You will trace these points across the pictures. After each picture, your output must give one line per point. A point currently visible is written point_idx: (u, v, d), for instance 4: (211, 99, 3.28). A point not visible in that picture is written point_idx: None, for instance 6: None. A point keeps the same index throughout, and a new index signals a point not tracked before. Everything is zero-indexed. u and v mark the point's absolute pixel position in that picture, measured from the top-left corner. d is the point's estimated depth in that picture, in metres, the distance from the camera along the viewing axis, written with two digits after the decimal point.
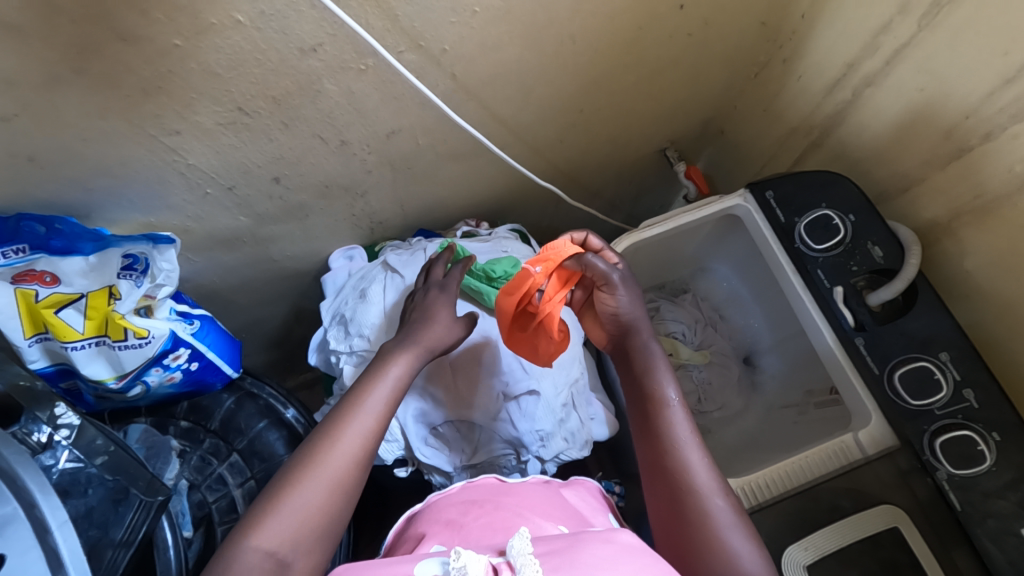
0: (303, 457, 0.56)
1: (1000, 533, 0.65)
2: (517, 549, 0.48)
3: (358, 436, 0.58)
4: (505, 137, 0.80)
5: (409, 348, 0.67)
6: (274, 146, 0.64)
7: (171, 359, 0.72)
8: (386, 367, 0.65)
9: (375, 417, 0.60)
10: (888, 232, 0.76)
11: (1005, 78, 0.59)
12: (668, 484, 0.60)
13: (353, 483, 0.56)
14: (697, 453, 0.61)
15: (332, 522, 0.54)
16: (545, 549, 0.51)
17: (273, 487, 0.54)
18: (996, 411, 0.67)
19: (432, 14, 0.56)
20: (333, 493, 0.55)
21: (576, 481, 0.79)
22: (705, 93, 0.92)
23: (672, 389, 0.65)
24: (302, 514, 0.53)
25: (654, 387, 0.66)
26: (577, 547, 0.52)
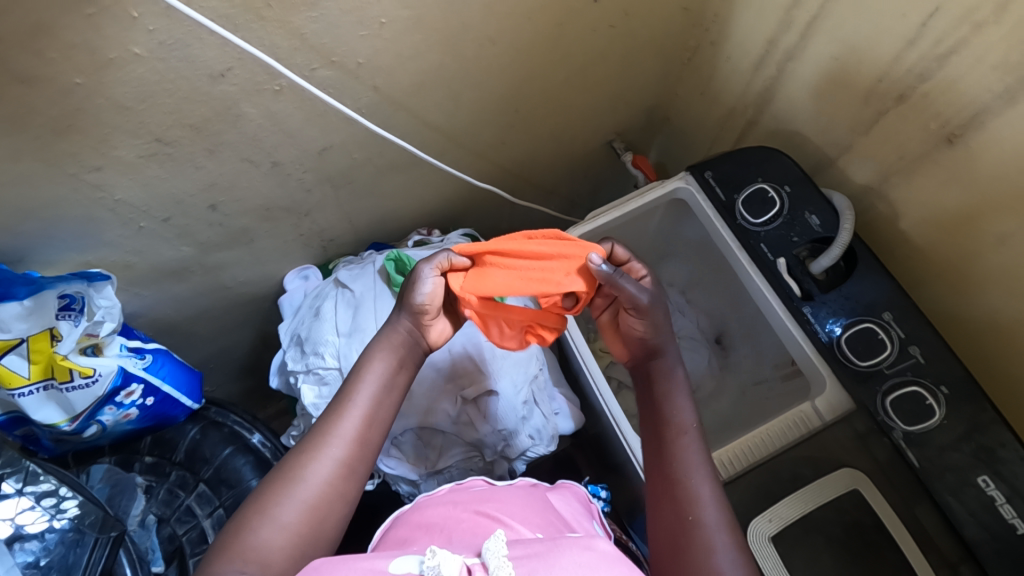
0: (285, 471, 0.58)
1: (959, 486, 0.66)
2: (491, 551, 0.49)
3: (340, 446, 0.59)
4: (442, 143, 0.81)
5: (379, 346, 0.66)
6: (203, 174, 0.64)
7: (125, 395, 0.72)
8: (365, 368, 0.64)
9: (357, 425, 0.61)
10: (824, 200, 0.77)
11: (907, 39, 0.60)
12: (675, 511, 0.59)
13: (335, 495, 0.58)
14: (708, 485, 0.60)
15: (317, 535, 0.56)
16: (523, 552, 0.50)
17: (254, 504, 0.56)
18: (943, 365, 0.68)
19: (340, 30, 0.56)
20: (314, 507, 0.57)
21: (562, 487, 0.80)
22: (642, 82, 0.93)
23: (689, 416, 0.65)
24: (282, 530, 0.54)
25: (674, 412, 0.65)
26: (555, 553, 0.50)
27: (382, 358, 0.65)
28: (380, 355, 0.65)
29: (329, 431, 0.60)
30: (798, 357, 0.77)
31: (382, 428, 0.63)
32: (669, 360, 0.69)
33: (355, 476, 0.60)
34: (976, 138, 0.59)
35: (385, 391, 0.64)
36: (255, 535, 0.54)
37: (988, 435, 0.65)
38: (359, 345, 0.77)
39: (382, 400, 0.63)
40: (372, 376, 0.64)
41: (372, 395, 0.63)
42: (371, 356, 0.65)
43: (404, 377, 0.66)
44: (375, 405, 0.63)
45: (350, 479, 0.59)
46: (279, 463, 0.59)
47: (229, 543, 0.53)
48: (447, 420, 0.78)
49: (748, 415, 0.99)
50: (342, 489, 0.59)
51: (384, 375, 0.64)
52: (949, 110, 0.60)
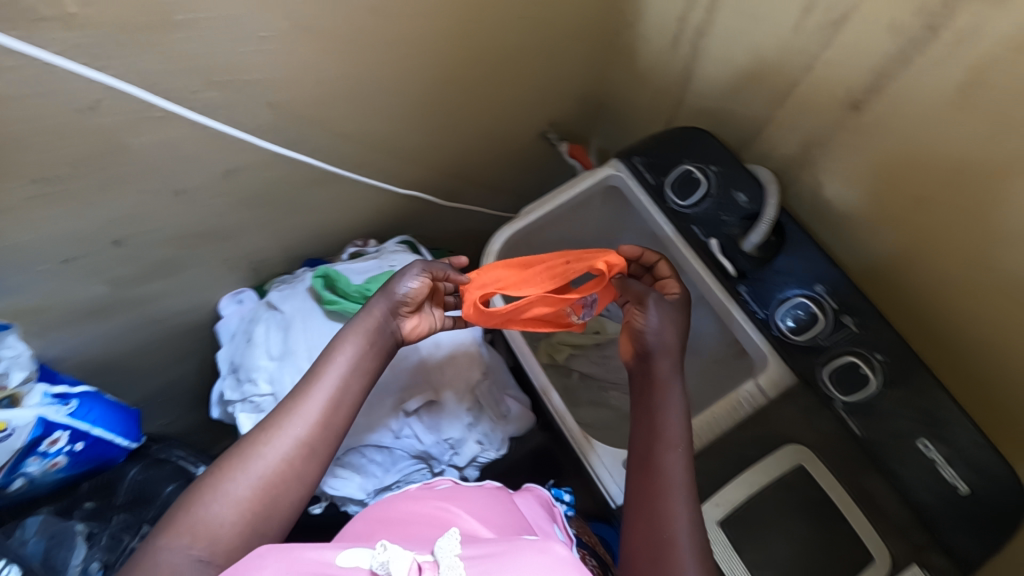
0: (244, 444, 0.57)
1: (902, 450, 0.66)
2: (442, 549, 0.46)
3: (300, 427, 0.58)
4: (362, 153, 0.78)
5: (353, 327, 0.63)
6: (102, 210, 0.62)
7: (49, 444, 0.69)
8: (337, 347, 0.62)
9: (320, 407, 0.59)
10: (749, 176, 0.75)
11: (804, 8, 0.59)
12: (648, 524, 0.58)
13: (292, 475, 0.56)
14: (683, 504, 0.59)
15: (267, 514, 0.54)
16: (477, 552, 0.46)
17: (212, 474, 0.55)
18: (877, 332, 0.67)
19: (214, 48, 0.54)
20: (270, 484, 0.55)
21: (525, 491, 0.78)
22: (568, 71, 0.91)
23: (680, 433, 0.63)
24: (235, 506, 0.53)
25: (666, 424, 0.64)
26: (510, 554, 0.46)
27: (357, 336, 0.62)
28: (354, 335, 0.62)
29: (293, 410, 0.58)
30: (738, 335, 0.77)
31: (347, 413, 0.60)
32: (664, 369, 0.67)
33: (316, 458, 0.58)
34: (880, 102, 0.58)
35: (356, 373, 0.61)
36: (205, 509, 0.52)
37: (927, 399, 0.65)
38: (290, 369, 0.75)
39: (351, 383, 0.61)
40: (344, 354, 0.61)
41: (339, 375, 0.60)
42: (349, 330, 0.62)
43: (377, 363, 0.63)
44: (341, 390, 0.60)
45: (310, 462, 0.57)
46: (242, 436, 0.58)
47: (179, 515, 0.52)
48: (390, 434, 0.76)
49: None
50: (301, 471, 0.57)
51: (354, 357, 0.61)
52: (852, 76, 0.59)
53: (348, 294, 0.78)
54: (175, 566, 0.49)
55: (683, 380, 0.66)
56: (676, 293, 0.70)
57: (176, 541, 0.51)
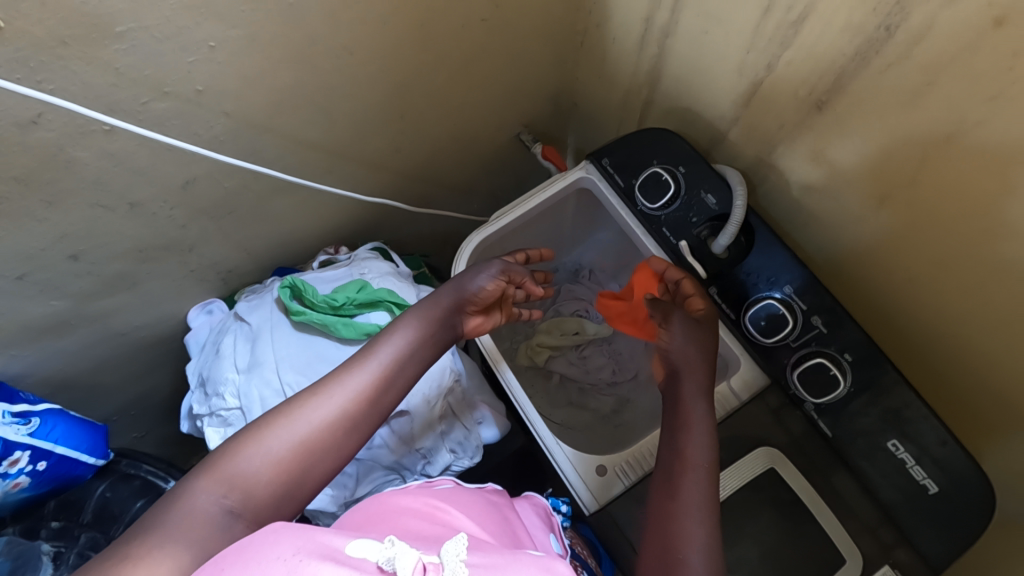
0: (292, 402, 0.56)
1: (870, 450, 0.66)
2: (449, 553, 0.45)
3: (344, 397, 0.57)
4: (326, 159, 0.77)
5: (421, 309, 0.66)
6: (52, 226, 0.60)
7: (9, 464, 0.68)
8: (393, 332, 0.63)
9: (368, 380, 0.59)
10: (717, 176, 0.74)
11: (762, 9, 0.58)
12: (664, 543, 0.56)
13: (330, 444, 0.55)
14: (700, 522, 0.57)
15: (299, 476, 0.54)
16: (481, 561, 0.46)
17: (256, 426, 0.55)
18: (845, 332, 0.67)
19: (158, 59, 0.52)
20: (305, 447, 0.54)
21: (524, 499, 0.78)
22: (536, 71, 0.90)
23: (703, 452, 0.61)
24: (269, 461, 0.53)
25: (688, 445, 0.62)
26: (512, 567, 0.47)
27: (412, 324, 0.64)
28: (413, 319, 0.65)
29: (342, 380, 0.58)
30: None
31: (395, 396, 0.60)
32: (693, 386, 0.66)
33: (358, 431, 0.57)
34: (841, 103, 0.58)
35: (405, 362, 0.62)
36: (243, 460, 0.52)
37: (893, 398, 0.64)
38: (258, 381, 0.74)
39: (401, 367, 0.61)
40: (394, 342, 0.62)
41: (387, 357, 0.61)
42: (409, 315, 0.65)
43: (428, 350, 0.64)
44: (392, 372, 0.60)
45: (352, 436, 0.57)
46: (292, 395, 0.58)
47: (219, 462, 0.52)
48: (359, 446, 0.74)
49: None
50: (341, 442, 0.56)
51: (405, 344, 0.62)
52: (811, 78, 0.58)
53: (319, 306, 0.77)
54: (203, 510, 0.49)
55: (709, 397, 0.66)
56: (702, 313, 0.72)
57: (209, 487, 0.51)
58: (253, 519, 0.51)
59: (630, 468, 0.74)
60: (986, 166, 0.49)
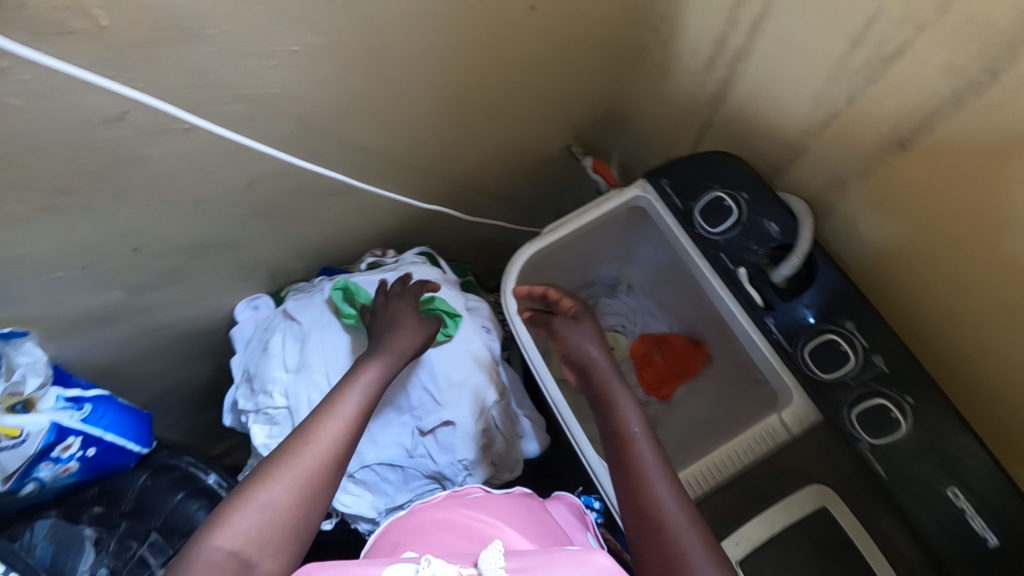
0: (280, 450, 0.53)
1: (926, 496, 0.63)
2: (487, 562, 0.47)
3: (328, 440, 0.54)
4: (383, 165, 0.76)
5: (379, 357, 0.66)
6: (117, 219, 0.59)
7: (62, 450, 0.68)
8: (358, 374, 0.62)
9: (354, 412, 0.57)
10: (781, 205, 0.73)
11: (853, 41, 0.57)
12: (638, 514, 0.55)
13: (331, 478, 0.53)
14: (666, 481, 0.57)
15: (297, 523, 0.49)
16: (517, 566, 0.48)
17: (250, 478, 0.50)
18: (908, 374, 0.65)
19: (240, 63, 0.52)
20: (309, 485, 0.51)
21: (557, 499, 0.77)
22: (593, 84, 0.89)
23: (636, 422, 0.62)
24: (275, 509, 0.48)
25: (620, 422, 0.62)
26: (549, 566, 0.47)
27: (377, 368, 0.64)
28: (375, 362, 0.64)
29: (328, 414, 0.56)
30: (761, 364, 0.76)
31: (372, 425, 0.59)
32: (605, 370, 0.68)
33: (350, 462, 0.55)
34: (928, 142, 0.56)
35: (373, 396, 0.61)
36: (237, 518, 0.47)
37: (956, 445, 0.62)
38: (308, 383, 0.74)
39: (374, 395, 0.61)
40: (363, 381, 0.61)
41: (363, 389, 0.60)
42: (371, 359, 0.65)
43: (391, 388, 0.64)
44: (367, 397, 0.60)
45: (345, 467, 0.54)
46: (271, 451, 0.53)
47: (220, 517, 0.47)
48: (404, 453, 0.75)
49: (721, 420, 0.98)
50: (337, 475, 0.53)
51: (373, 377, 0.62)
52: (899, 114, 0.57)
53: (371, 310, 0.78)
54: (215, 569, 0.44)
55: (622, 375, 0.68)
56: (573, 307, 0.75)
57: (202, 555, 0.45)
58: (267, 568, 0.46)
59: None
60: (1007, 184, 0.51)
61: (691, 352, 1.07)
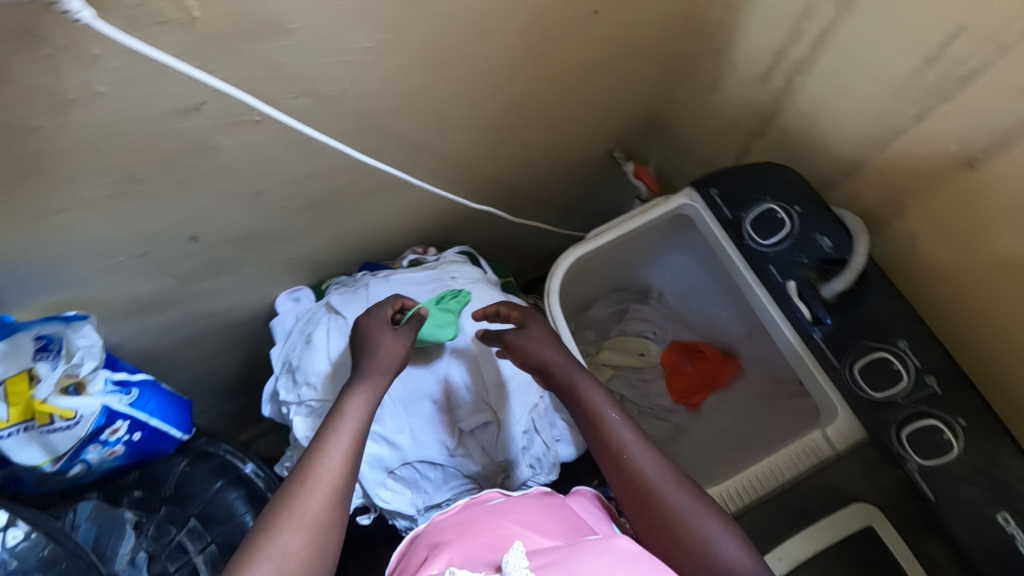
0: (280, 496, 0.52)
1: (975, 520, 0.62)
2: (511, 564, 0.46)
3: (332, 470, 0.54)
4: (433, 163, 0.76)
5: (364, 379, 0.63)
6: (180, 208, 0.60)
7: (110, 433, 0.69)
8: (346, 402, 0.60)
9: (348, 443, 0.56)
10: (835, 220, 0.72)
11: (927, 57, 0.57)
12: (630, 491, 0.60)
13: (336, 515, 0.52)
14: (645, 452, 0.61)
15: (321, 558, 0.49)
16: (541, 563, 0.48)
17: (255, 530, 0.50)
18: (960, 396, 0.64)
19: (317, 57, 0.52)
20: (316, 528, 0.50)
21: (577, 493, 0.75)
22: (642, 91, 0.88)
23: (604, 402, 0.65)
24: (287, 559, 0.48)
25: (591, 407, 0.65)
26: (575, 559, 0.48)
27: (371, 385, 0.62)
28: (361, 388, 0.61)
29: (322, 450, 0.55)
30: (805, 379, 0.75)
31: None
32: (564, 363, 0.69)
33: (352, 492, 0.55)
34: (999, 162, 0.55)
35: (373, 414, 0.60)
36: (256, 570, 0.46)
37: (1005, 469, 0.61)
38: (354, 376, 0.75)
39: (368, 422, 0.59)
40: (359, 401, 0.60)
41: (356, 417, 0.59)
42: (363, 376, 0.63)
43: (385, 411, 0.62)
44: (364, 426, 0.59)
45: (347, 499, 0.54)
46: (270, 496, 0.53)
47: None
48: (445, 452, 0.75)
49: (751, 433, 0.97)
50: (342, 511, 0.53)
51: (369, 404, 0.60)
52: (969, 132, 0.56)
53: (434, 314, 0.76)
54: None
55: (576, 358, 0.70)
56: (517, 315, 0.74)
57: None
58: None
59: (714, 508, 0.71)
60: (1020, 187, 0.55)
61: (722, 362, 1.06)
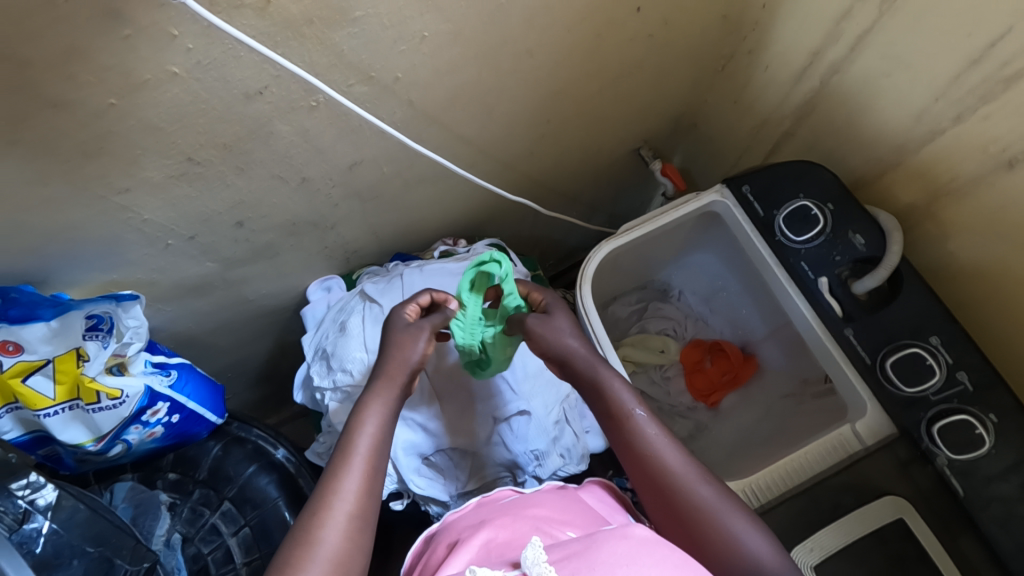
0: (297, 534, 0.52)
1: (1005, 517, 0.63)
2: (531, 559, 0.46)
3: (345, 507, 0.54)
4: (472, 155, 0.77)
5: (373, 393, 0.61)
6: (232, 191, 0.61)
7: (150, 414, 0.70)
8: (357, 425, 0.58)
9: (361, 475, 0.56)
10: (868, 218, 0.73)
11: (971, 59, 0.58)
12: (658, 490, 0.60)
13: (353, 549, 0.53)
14: (672, 450, 0.61)
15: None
16: (561, 555, 0.47)
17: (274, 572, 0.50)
18: (993, 393, 0.65)
19: (378, 45, 0.53)
20: (335, 567, 0.51)
21: (591, 484, 0.75)
22: (675, 90, 0.89)
23: (629, 398, 0.64)
24: None
25: (615, 403, 0.64)
26: (594, 549, 0.47)
27: (378, 407, 0.60)
28: (374, 405, 0.60)
29: (333, 486, 0.55)
30: (836, 375, 0.77)
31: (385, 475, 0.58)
32: (586, 355, 0.66)
33: (369, 522, 0.55)
34: None
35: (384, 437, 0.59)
36: None
37: None
38: None
39: (381, 448, 0.59)
40: (368, 428, 0.58)
41: (368, 443, 0.58)
42: (370, 398, 0.60)
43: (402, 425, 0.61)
44: (377, 453, 0.58)
45: (364, 531, 0.54)
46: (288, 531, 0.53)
47: None
48: (479, 440, 0.76)
49: (772, 432, 0.98)
50: (359, 543, 0.54)
51: (381, 426, 0.59)
52: (1011, 133, 0.58)
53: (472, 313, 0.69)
54: None
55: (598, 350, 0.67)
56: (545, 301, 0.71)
57: None
58: None
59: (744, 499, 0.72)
60: None
61: (742, 361, 1.07)
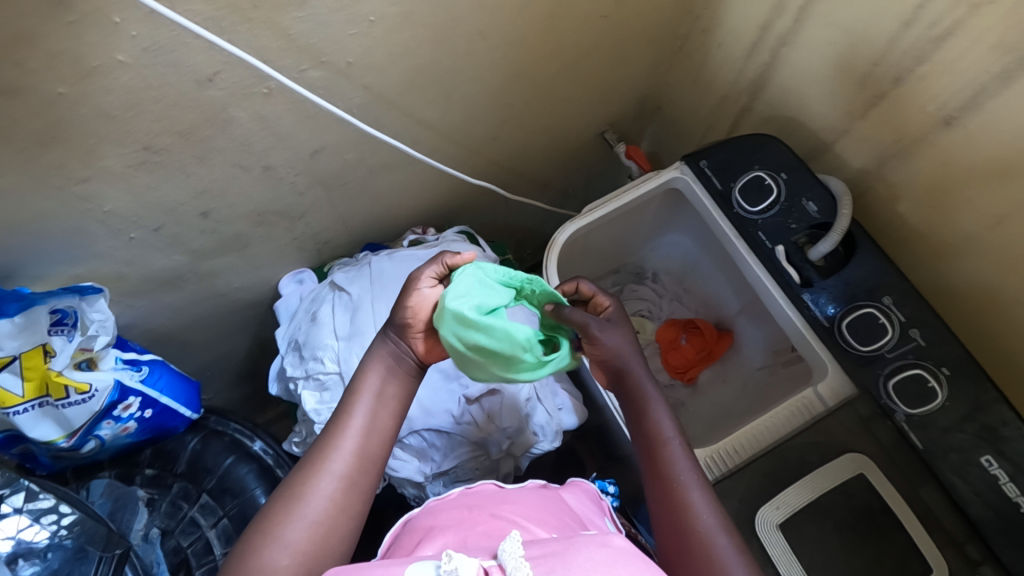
0: (288, 488, 0.56)
1: (963, 465, 0.66)
2: (507, 552, 0.45)
3: (335, 464, 0.57)
4: (435, 141, 0.78)
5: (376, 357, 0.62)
6: (194, 181, 0.62)
7: (123, 409, 0.71)
8: (357, 385, 0.61)
9: (354, 437, 0.58)
10: (821, 186, 0.76)
11: (903, 22, 0.60)
12: (675, 522, 0.59)
13: (338, 509, 0.55)
14: (698, 489, 0.60)
15: (325, 553, 0.53)
16: (538, 551, 0.46)
17: (258, 524, 0.54)
18: (944, 347, 0.68)
19: (329, 29, 0.54)
20: (318, 523, 0.54)
21: (573, 484, 0.75)
22: (636, 72, 0.91)
23: (671, 427, 0.64)
24: (287, 550, 0.52)
25: (655, 426, 0.65)
26: (572, 552, 0.46)
27: (378, 371, 0.62)
28: (374, 366, 0.62)
29: (328, 445, 0.58)
30: (796, 342, 0.77)
31: (382, 440, 0.60)
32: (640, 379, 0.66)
33: (359, 486, 0.57)
34: (974, 120, 0.59)
35: (381, 402, 0.61)
36: (258, 561, 0.51)
37: (991, 415, 0.65)
38: (358, 349, 0.76)
39: (379, 411, 0.60)
40: (367, 391, 0.61)
41: (366, 408, 0.60)
42: (370, 362, 0.62)
43: (400, 392, 0.62)
44: (372, 417, 0.60)
45: (353, 492, 0.57)
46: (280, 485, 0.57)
47: (237, 566, 0.51)
48: (451, 420, 0.77)
49: (746, 406, 0.99)
50: (346, 503, 0.56)
51: (378, 389, 0.61)
52: (946, 92, 0.60)
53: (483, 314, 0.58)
54: None
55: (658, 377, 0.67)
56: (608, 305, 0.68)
57: None
58: None
59: (713, 465, 0.73)
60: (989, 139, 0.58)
61: (717, 337, 1.07)
